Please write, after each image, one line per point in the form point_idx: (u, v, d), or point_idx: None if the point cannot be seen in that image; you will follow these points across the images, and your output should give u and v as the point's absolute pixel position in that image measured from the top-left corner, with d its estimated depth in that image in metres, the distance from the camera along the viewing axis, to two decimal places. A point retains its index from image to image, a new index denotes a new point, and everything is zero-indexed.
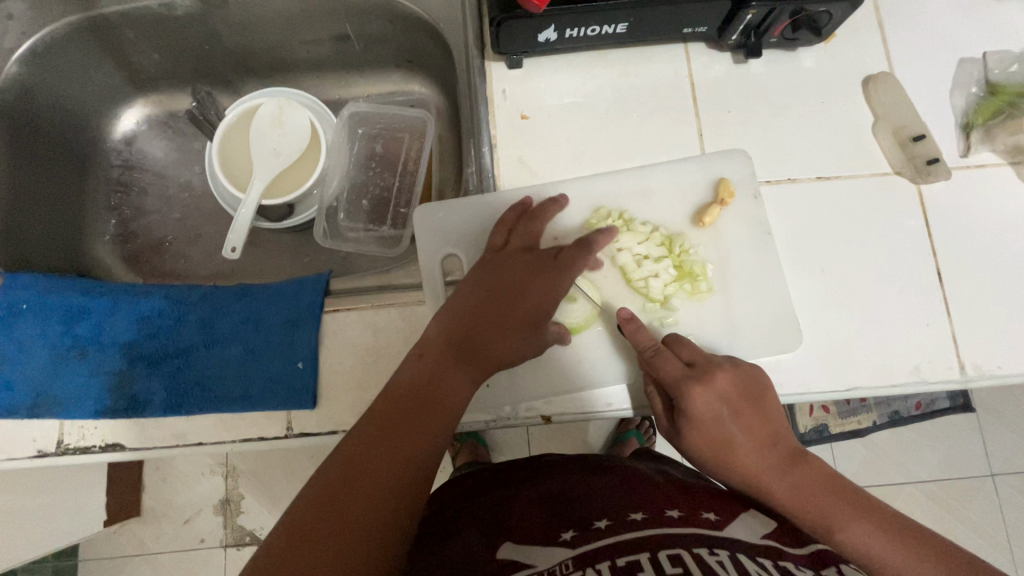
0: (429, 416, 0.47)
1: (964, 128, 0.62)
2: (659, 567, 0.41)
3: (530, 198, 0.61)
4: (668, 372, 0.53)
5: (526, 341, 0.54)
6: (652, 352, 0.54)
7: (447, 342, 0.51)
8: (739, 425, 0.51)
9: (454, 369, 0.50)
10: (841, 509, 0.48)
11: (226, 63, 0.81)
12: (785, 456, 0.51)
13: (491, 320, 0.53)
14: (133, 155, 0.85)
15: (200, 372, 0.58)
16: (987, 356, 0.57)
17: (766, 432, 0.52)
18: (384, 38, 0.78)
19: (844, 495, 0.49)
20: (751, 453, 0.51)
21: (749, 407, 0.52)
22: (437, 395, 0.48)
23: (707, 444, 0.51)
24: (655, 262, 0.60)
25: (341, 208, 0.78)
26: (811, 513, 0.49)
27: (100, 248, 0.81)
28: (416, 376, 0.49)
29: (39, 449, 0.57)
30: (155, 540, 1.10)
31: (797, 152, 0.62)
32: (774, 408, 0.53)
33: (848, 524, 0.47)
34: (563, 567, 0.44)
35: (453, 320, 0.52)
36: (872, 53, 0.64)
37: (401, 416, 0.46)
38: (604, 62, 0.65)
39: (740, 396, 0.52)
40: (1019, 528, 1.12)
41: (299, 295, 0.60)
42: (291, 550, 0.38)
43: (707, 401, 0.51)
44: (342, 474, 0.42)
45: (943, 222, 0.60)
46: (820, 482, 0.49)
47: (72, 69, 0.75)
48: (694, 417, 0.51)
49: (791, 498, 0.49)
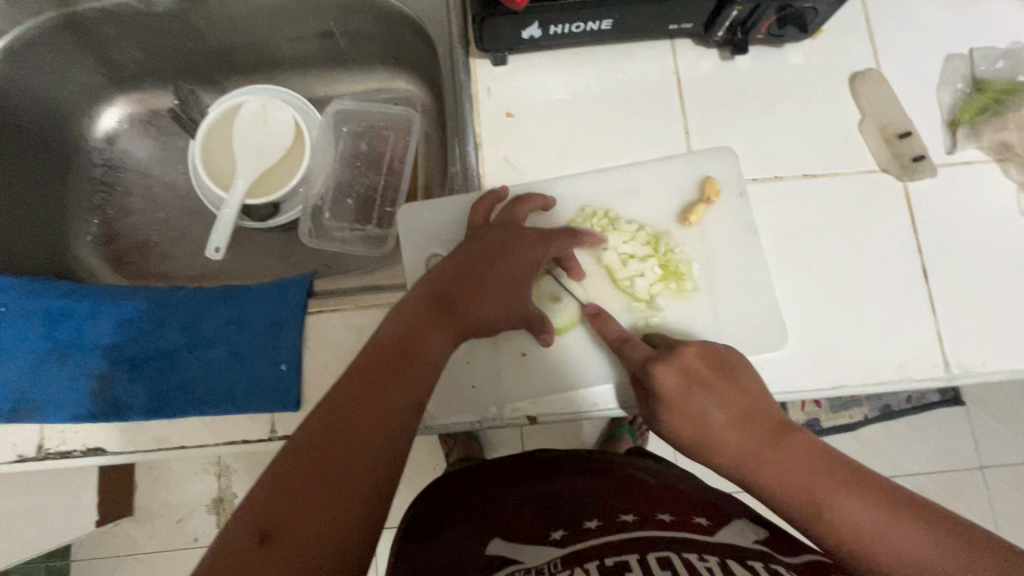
0: (407, 372, 0.46)
1: (951, 124, 0.62)
2: (647, 570, 0.41)
3: (502, 187, 0.59)
4: (635, 355, 0.54)
5: (510, 299, 0.53)
6: (620, 342, 0.55)
7: (425, 301, 0.50)
8: (711, 400, 0.50)
9: (433, 328, 0.49)
10: (829, 482, 0.45)
11: (209, 60, 0.80)
12: (768, 432, 0.49)
13: (470, 280, 0.52)
14: (116, 154, 0.84)
15: (183, 375, 0.57)
16: (973, 354, 0.57)
17: (744, 406, 0.50)
18: (369, 35, 0.77)
19: (834, 471, 0.46)
20: (729, 430, 0.49)
21: (723, 382, 0.51)
22: (416, 347, 0.47)
23: (683, 423, 0.50)
24: (641, 261, 0.60)
25: (327, 207, 0.77)
26: (798, 490, 0.46)
27: (83, 248, 0.80)
28: (394, 332, 0.48)
29: (21, 453, 0.56)
30: (148, 541, 1.10)
31: (784, 149, 0.62)
32: (751, 380, 0.51)
33: (838, 498, 0.44)
34: (551, 566, 0.44)
35: (430, 283, 0.52)
36: (860, 49, 0.64)
37: (379, 368, 0.45)
38: (590, 59, 0.64)
39: (713, 371, 0.51)
40: (1008, 520, 1.13)
41: (282, 296, 0.59)
42: (267, 508, 0.37)
43: (675, 379, 0.51)
44: (318, 430, 0.41)
45: (929, 220, 0.60)
46: (804, 455, 0.47)
47: (50, 67, 0.74)
48: (665, 396, 0.51)
49: (775, 475, 0.47)
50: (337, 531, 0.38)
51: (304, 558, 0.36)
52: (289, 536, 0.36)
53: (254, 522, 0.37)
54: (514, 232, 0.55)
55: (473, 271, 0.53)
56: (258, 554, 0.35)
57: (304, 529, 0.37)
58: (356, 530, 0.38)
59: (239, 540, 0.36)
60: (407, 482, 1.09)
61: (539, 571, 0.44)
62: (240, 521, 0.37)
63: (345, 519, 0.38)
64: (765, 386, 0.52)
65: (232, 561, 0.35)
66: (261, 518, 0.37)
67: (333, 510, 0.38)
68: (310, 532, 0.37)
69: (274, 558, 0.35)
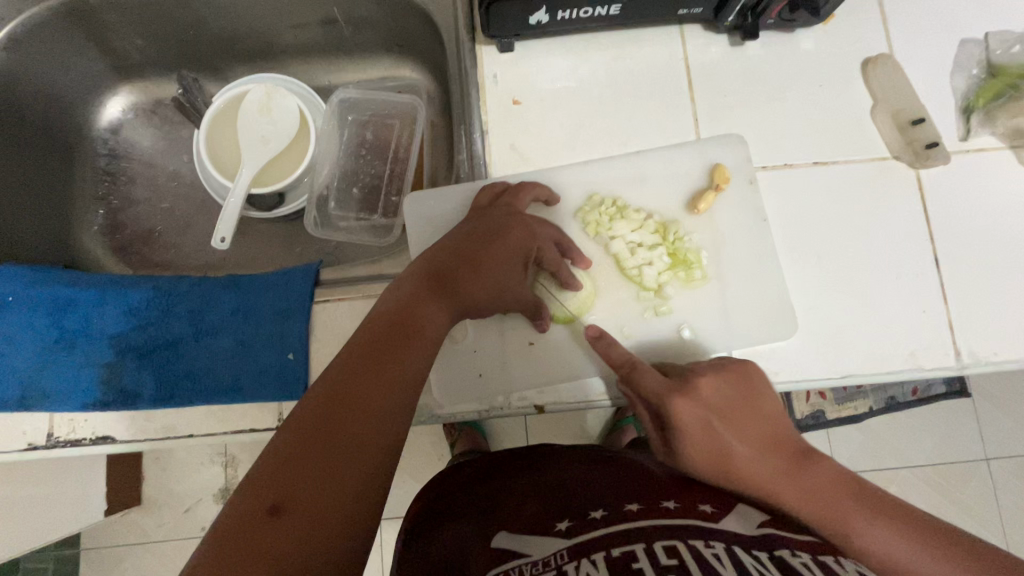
0: (411, 343, 0.46)
1: (964, 111, 0.61)
2: (654, 557, 0.41)
3: (504, 182, 0.59)
4: (648, 384, 0.51)
5: (509, 280, 0.53)
6: (629, 367, 0.52)
7: (424, 279, 0.50)
8: (729, 431, 0.50)
9: (432, 301, 0.49)
10: (856, 512, 0.46)
11: (213, 48, 0.79)
12: (790, 462, 0.49)
13: (469, 254, 0.52)
14: (120, 144, 0.84)
15: (190, 364, 0.57)
16: (984, 343, 0.57)
17: (763, 437, 0.51)
18: (373, 22, 0.76)
19: (862, 498, 0.47)
20: (751, 463, 0.49)
21: (738, 410, 0.51)
22: (419, 320, 0.47)
23: (705, 457, 0.49)
24: (650, 250, 0.59)
25: (332, 197, 0.76)
26: (830, 521, 0.47)
27: (88, 238, 0.80)
28: (393, 307, 0.48)
29: (30, 442, 0.56)
30: (157, 530, 1.11)
31: (794, 136, 0.61)
32: (765, 404, 0.52)
33: (871, 529, 0.45)
34: (558, 558, 0.43)
35: (427, 261, 0.52)
36: (872, 34, 0.63)
37: (381, 343, 0.45)
38: (598, 45, 0.64)
39: (728, 398, 0.51)
40: (1014, 511, 1.13)
41: (288, 285, 0.59)
42: (279, 479, 0.37)
43: (692, 411, 0.50)
44: (323, 404, 0.41)
45: (942, 207, 0.59)
46: (829, 483, 0.48)
47: (54, 56, 0.73)
48: (684, 430, 0.50)
49: (803, 504, 0.47)
50: (349, 504, 0.38)
51: (315, 529, 0.36)
52: (300, 508, 0.36)
53: (264, 494, 0.36)
54: (513, 215, 0.55)
55: (473, 247, 0.52)
56: (268, 524, 0.35)
57: (314, 500, 0.37)
58: (365, 504, 0.39)
59: (248, 510, 0.36)
60: (411, 472, 1.09)
61: (546, 562, 0.43)
62: (246, 492, 0.37)
63: (356, 493, 0.38)
64: (777, 405, 0.52)
65: (242, 532, 0.35)
66: (273, 489, 0.36)
67: (345, 482, 0.38)
68: (323, 504, 0.37)
69: (287, 529, 0.35)
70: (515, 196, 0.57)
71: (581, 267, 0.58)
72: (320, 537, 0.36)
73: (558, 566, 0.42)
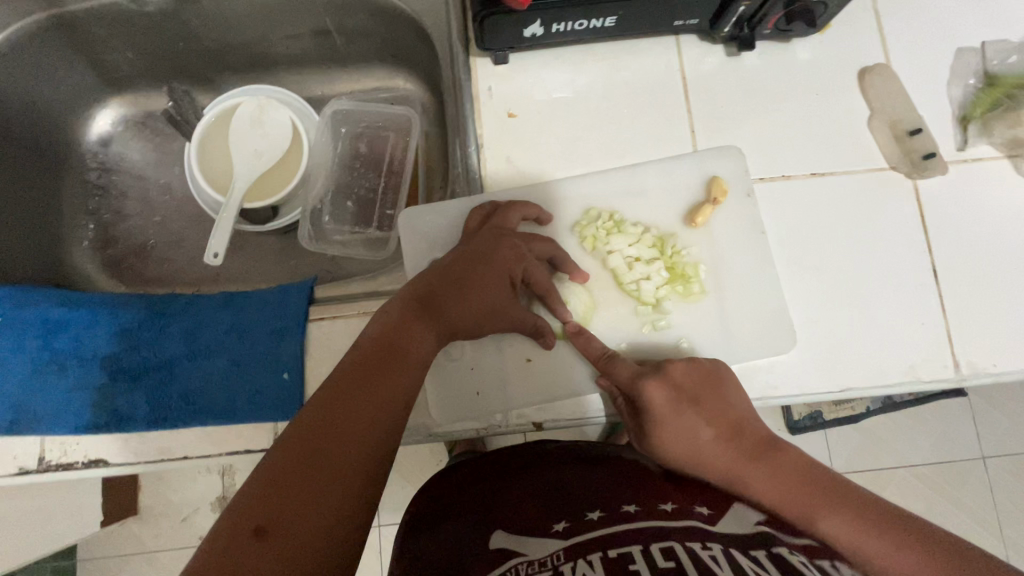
0: (399, 365, 0.46)
1: (962, 120, 0.61)
2: (650, 560, 0.40)
3: (495, 201, 0.59)
4: (621, 374, 0.54)
5: (498, 301, 0.53)
6: (605, 358, 0.55)
7: (413, 300, 0.50)
8: (699, 415, 0.52)
9: (421, 322, 0.49)
10: (816, 495, 0.48)
11: (204, 60, 0.78)
12: (754, 447, 0.52)
13: (459, 276, 0.52)
14: (110, 157, 0.83)
15: (183, 385, 0.56)
16: (982, 353, 0.56)
17: (731, 422, 0.52)
18: (366, 32, 0.75)
19: (822, 483, 0.49)
20: (718, 447, 0.51)
21: (709, 397, 0.53)
22: (408, 342, 0.47)
23: (674, 439, 0.52)
24: (647, 264, 0.59)
25: (326, 209, 0.75)
26: (789, 502, 0.49)
27: (79, 253, 0.78)
28: (383, 329, 0.47)
29: (21, 466, 0.56)
30: (154, 540, 1.10)
31: (792, 147, 0.61)
32: (735, 393, 0.54)
33: (828, 512, 0.47)
34: (554, 558, 0.43)
35: (416, 283, 0.52)
36: (869, 44, 0.63)
37: (370, 365, 0.44)
38: (593, 56, 0.63)
39: (698, 385, 0.53)
40: (1011, 511, 1.13)
41: (282, 303, 0.58)
42: (266, 501, 0.36)
43: (663, 395, 0.52)
44: (311, 427, 0.40)
45: (940, 218, 0.59)
46: (791, 468, 0.50)
47: (41, 70, 0.72)
48: (655, 414, 0.52)
49: (765, 488, 0.49)
50: (334, 528, 0.37)
51: (301, 552, 0.35)
52: (286, 530, 0.35)
53: (249, 517, 0.36)
54: (502, 235, 0.55)
55: (462, 269, 0.52)
56: (252, 549, 0.34)
57: (300, 523, 0.36)
58: (352, 525, 0.38)
59: (232, 534, 0.35)
60: (409, 480, 1.09)
61: (542, 564, 0.43)
62: (232, 517, 0.36)
63: (342, 516, 0.38)
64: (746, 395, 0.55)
65: (226, 558, 0.34)
66: (259, 510, 0.36)
67: (331, 504, 0.38)
68: (308, 527, 0.36)
69: (272, 552, 0.34)
70: (506, 216, 0.57)
71: (579, 280, 0.58)
72: (304, 562, 0.35)
73: (555, 567, 0.42)
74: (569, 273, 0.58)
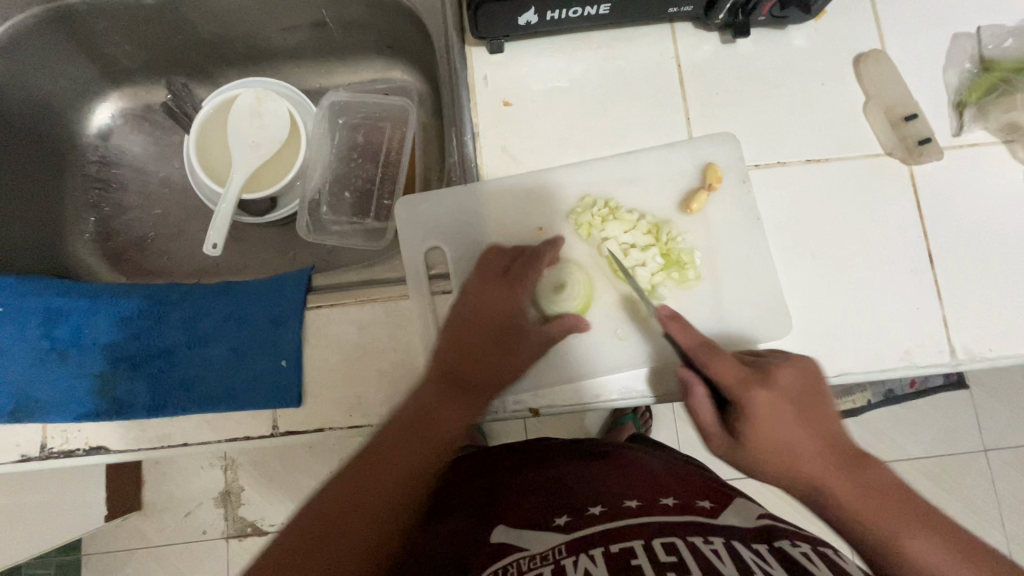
0: (424, 440, 0.48)
1: (957, 106, 0.61)
2: (652, 553, 0.40)
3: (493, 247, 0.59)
4: (723, 368, 0.50)
5: (516, 363, 0.55)
6: (710, 350, 0.51)
7: (441, 375, 0.52)
8: (800, 422, 0.49)
9: (449, 400, 0.51)
10: (905, 521, 0.45)
11: (202, 53, 0.78)
12: (849, 461, 0.48)
13: (479, 345, 0.54)
14: (110, 150, 0.84)
15: (183, 372, 0.57)
16: (978, 339, 0.56)
17: (829, 436, 0.49)
18: (363, 24, 0.75)
19: (913, 509, 0.46)
20: (814, 456, 0.48)
21: (808, 405, 0.49)
22: (434, 420, 0.50)
23: (771, 443, 0.48)
24: (642, 251, 0.59)
25: (324, 200, 0.76)
26: (877, 522, 0.45)
27: (80, 246, 0.79)
28: (414, 405, 0.50)
29: (24, 453, 0.56)
30: (157, 534, 1.11)
31: (787, 134, 0.61)
32: (834, 408, 0.50)
33: (926, 541, 0.44)
34: (556, 552, 0.44)
35: (441, 356, 0.53)
36: (864, 29, 0.63)
37: (398, 440, 0.48)
38: (588, 45, 0.63)
39: (798, 393, 0.50)
40: (1013, 503, 1.13)
41: (281, 291, 0.59)
42: (282, 563, 0.41)
43: (770, 397, 0.48)
44: (331, 500, 0.44)
45: (935, 202, 0.59)
46: (884, 486, 0.47)
47: (42, 64, 0.72)
48: (756, 415, 0.48)
49: (854, 502, 0.46)
50: None
51: None
52: None
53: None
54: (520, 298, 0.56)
55: (483, 335, 0.54)
56: None
57: None
58: None
59: None
60: None
61: (544, 557, 0.43)
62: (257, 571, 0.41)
63: None
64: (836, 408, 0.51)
65: None
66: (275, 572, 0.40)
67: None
68: None
69: None
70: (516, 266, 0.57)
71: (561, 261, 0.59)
72: None
73: (556, 561, 0.42)
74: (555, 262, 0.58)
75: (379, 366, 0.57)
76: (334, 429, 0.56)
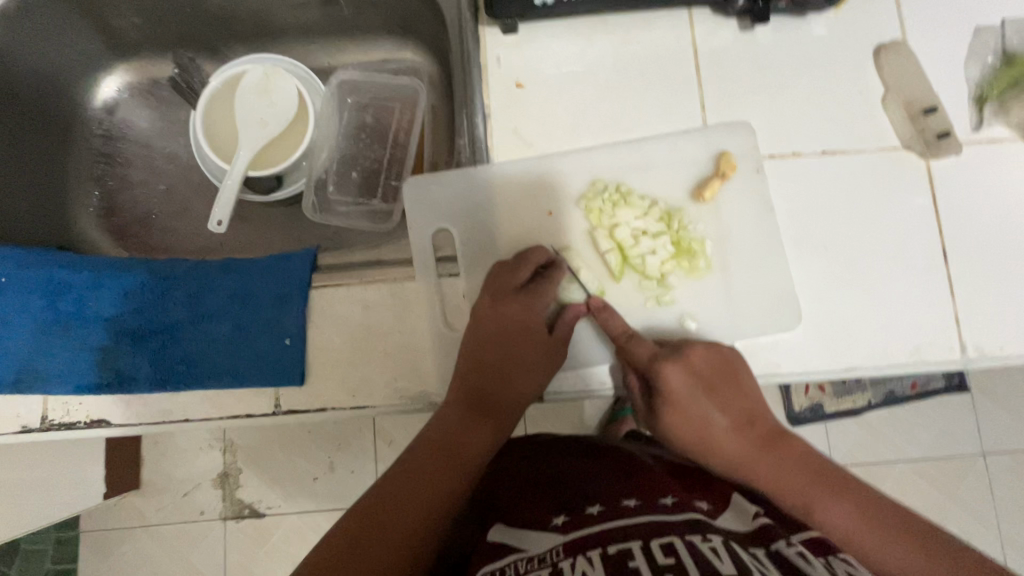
0: (451, 466, 0.51)
1: (978, 101, 0.60)
2: (650, 553, 0.40)
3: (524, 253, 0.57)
4: (640, 354, 0.53)
5: (531, 386, 0.56)
6: (627, 336, 0.54)
7: (464, 402, 0.54)
8: (714, 402, 0.52)
9: (476, 425, 0.54)
10: (819, 488, 0.50)
11: (211, 27, 0.77)
12: (765, 437, 0.53)
13: (498, 371, 0.56)
14: (115, 124, 0.83)
15: (186, 348, 0.56)
16: (990, 338, 0.56)
17: (744, 413, 0.53)
18: (374, 2, 0.74)
19: (826, 478, 0.50)
20: (729, 434, 0.52)
21: (729, 387, 0.52)
22: (460, 447, 0.52)
23: (687, 423, 0.53)
24: (654, 238, 0.58)
25: (330, 179, 0.76)
26: (792, 490, 0.50)
27: (84, 220, 0.78)
28: (440, 434, 0.52)
29: (24, 425, 0.56)
30: (155, 513, 1.11)
31: (803, 123, 0.60)
32: (757, 389, 0.53)
33: (829, 504, 0.49)
34: (553, 554, 0.43)
35: (461, 382, 0.54)
36: (886, 19, 0.61)
37: (427, 469, 0.50)
38: (604, 27, 0.62)
39: (721, 376, 0.53)
40: (1009, 508, 1.13)
41: (286, 270, 0.58)
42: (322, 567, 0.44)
43: (681, 380, 0.52)
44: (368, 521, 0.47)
45: (951, 198, 0.58)
46: (798, 459, 0.51)
47: (48, 33, 0.71)
48: (671, 397, 0.53)
49: (771, 476, 0.51)
50: None
51: None
52: None
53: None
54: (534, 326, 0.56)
55: (500, 360, 0.56)
56: None
57: None
58: None
59: None
60: None
61: (541, 558, 0.43)
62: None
63: None
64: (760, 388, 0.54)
65: None
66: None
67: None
68: None
69: None
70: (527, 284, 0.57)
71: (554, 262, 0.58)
72: None
73: (553, 563, 0.42)
74: (552, 262, 0.57)
75: (383, 348, 0.56)
76: (337, 410, 0.56)
